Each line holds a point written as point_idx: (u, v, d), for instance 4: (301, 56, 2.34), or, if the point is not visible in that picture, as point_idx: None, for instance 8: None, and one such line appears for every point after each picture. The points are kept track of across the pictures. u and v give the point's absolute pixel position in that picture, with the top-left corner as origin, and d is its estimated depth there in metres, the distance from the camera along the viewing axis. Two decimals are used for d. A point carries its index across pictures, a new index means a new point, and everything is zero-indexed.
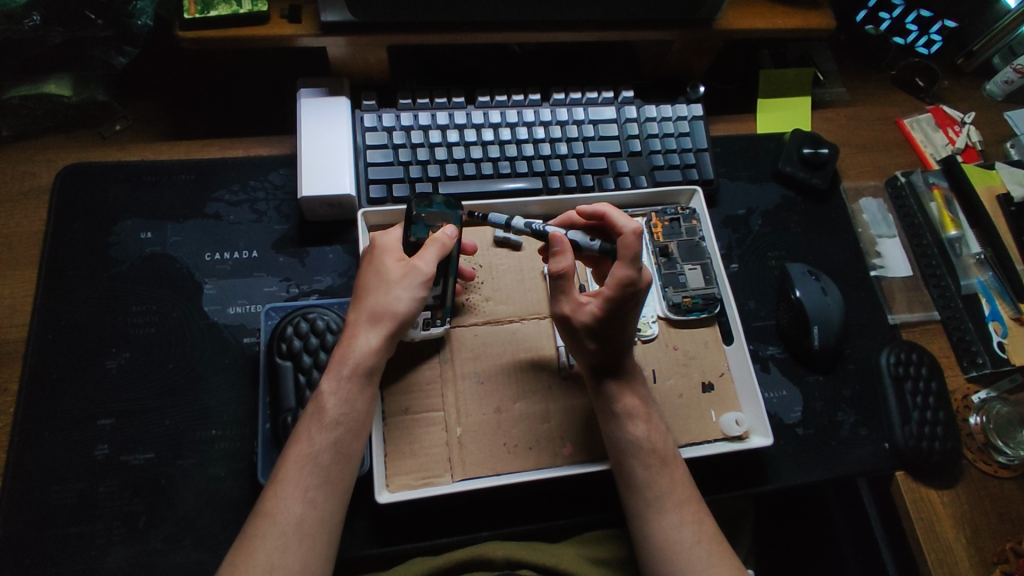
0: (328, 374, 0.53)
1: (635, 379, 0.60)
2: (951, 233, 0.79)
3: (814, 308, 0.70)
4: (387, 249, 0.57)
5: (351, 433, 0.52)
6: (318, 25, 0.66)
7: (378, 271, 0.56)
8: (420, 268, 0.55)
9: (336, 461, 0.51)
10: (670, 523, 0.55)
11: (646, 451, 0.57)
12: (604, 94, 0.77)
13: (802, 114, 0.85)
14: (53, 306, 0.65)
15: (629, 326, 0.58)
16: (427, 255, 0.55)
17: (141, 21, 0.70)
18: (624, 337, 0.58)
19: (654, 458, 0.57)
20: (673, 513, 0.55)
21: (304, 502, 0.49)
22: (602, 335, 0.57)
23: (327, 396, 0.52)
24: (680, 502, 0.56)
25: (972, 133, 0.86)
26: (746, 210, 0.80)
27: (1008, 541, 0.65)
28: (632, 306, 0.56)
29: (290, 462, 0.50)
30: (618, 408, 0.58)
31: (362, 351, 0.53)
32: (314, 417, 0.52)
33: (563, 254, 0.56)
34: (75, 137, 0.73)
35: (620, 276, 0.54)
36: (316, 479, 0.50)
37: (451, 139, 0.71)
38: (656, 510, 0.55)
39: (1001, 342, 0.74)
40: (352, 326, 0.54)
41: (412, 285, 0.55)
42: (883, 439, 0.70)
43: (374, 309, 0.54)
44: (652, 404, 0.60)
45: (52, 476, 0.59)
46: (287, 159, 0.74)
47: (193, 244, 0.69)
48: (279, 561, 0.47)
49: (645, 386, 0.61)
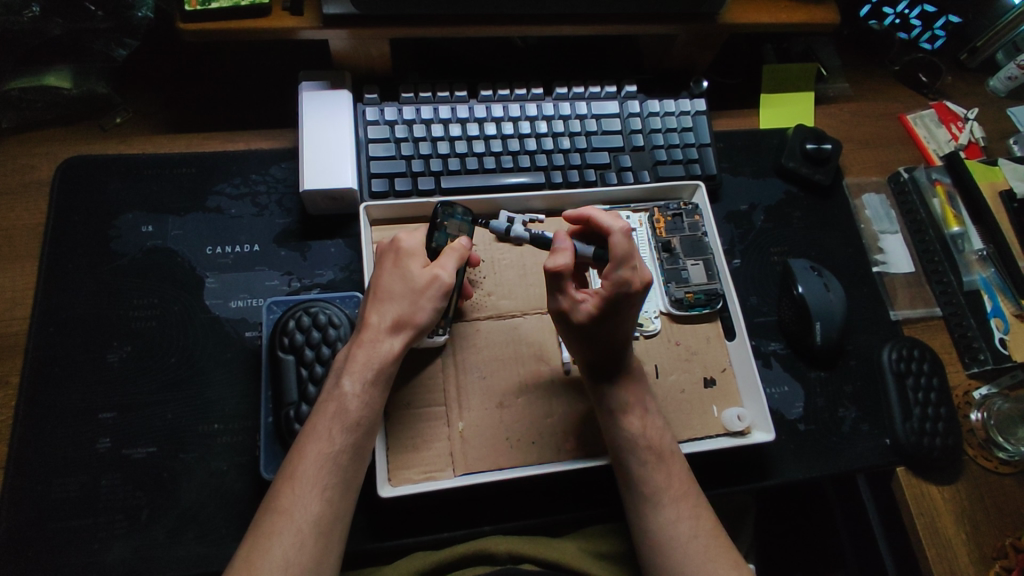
0: (350, 375, 0.52)
1: (632, 376, 0.60)
2: (954, 230, 0.78)
3: (816, 304, 0.70)
4: (412, 254, 0.57)
5: (368, 434, 0.52)
6: (320, 17, 0.66)
7: (404, 275, 0.55)
8: (444, 279, 0.56)
9: (353, 462, 0.51)
10: (666, 517, 0.55)
11: (643, 446, 0.57)
12: (607, 88, 0.76)
13: (805, 108, 0.85)
14: (53, 299, 0.65)
15: (626, 324, 0.56)
16: (449, 264, 0.56)
17: (141, 12, 0.69)
18: (620, 335, 0.57)
19: (650, 454, 0.57)
20: (670, 508, 0.55)
21: (322, 501, 0.49)
22: (594, 333, 0.56)
23: (350, 397, 0.52)
24: (676, 497, 0.56)
25: (976, 129, 0.86)
26: (748, 205, 0.79)
27: (1009, 537, 0.65)
28: (628, 308, 0.55)
29: (310, 460, 0.50)
30: (613, 405, 0.58)
31: (386, 359, 0.53)
32: (337, 417, 0.51)
33: (561, 252, 0.55)
34: (75, 129, 0.72)
35: (616, 279, 0.53)
36: (334, 479, 0.50)
37: (453, 132, 0.71)
38: (651, 505, 0.56)
39: (1002, 338, 0.73)
40: (374, 330, 0.54)
41: (436, 295, 0.55)
42: (884, 435, 0.70)
43: (399, 317, 0.54)
44: (649, 398, 0.60)
45: (54, 469, 0.59)
46: (288, 153, 0.73)
47: (194, 238, 0.69)
48: (294, 558, 0.47)
49: (642, 382, 0.60)
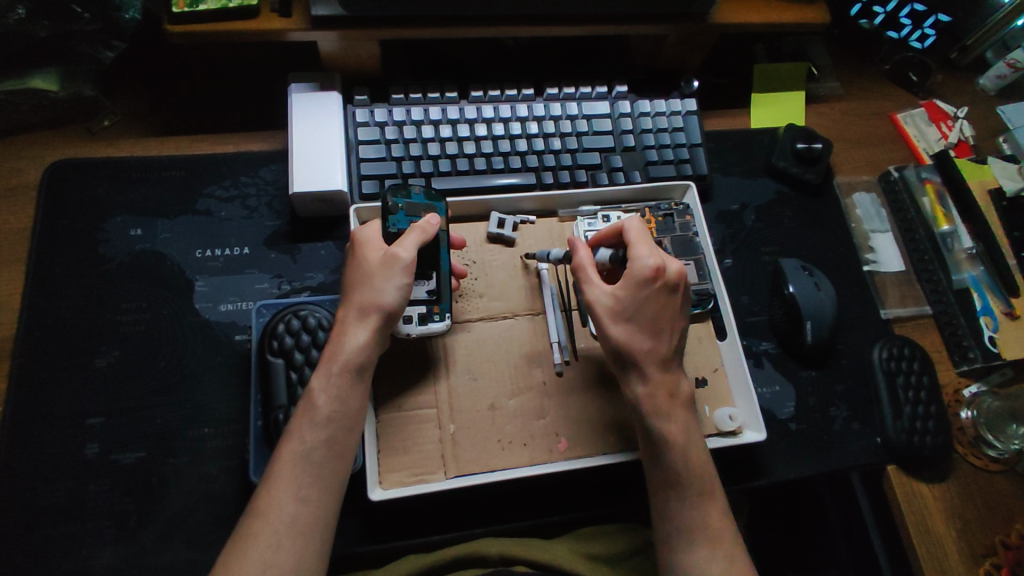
0: (317, 372, 0.53)
1: (679, 399, 0.56)
2: (943, 228, 0.79)
3: (807, 303, 0.70)
4: (366, 242, 0.57)
5: (343, 429, 0.52)
6: (308, 19, 0.65)
7: (360, 265, 0.56)
8: (401, 256, 0.55)
9: (329, 459, 0.51)
10: (699, 558, 0.52)
11: (688, 485, 0.54)
12: (597, 89, 0.76)
13: (796, 108, 0.85)
14: (40, 304, 0.65)
15: (661, 296, 0.56)
16: (406, 242, 0.56)
17: (129, 14, 0.69)
18: (660, 312, 0.56)
19: (693, 492, 0.54)
20: (705, 547, 0.53)
21: (298, 501, 0.49)
22: (626, 308, 0.56)
23: (318, 393, 0.52)
24: (712, 539, 0.53)
25: (965, 128, 0.86)
26: (739, 205, 0.80)
27: (999, 535, 0.65)
28: (656, 291, 0.56)
29: (284, 460, 0.50)
30: (659, 440, 0.55)
31: (352, 348, 0.53)
32: (306, 415, 0.52)
33: (578, 249, 0.59)
34: (63, 132, 0.72)
35: (638, 259, 0.56)
36: (310, 477, 0.50)
37: (444, 133, 0.71)
38: (686, 542, 0.53)
39: (992, 336, 0.73)
40: (341, 324, 0.55)
41: (394, 274, 0.55)
42: (875, 434, 0.70)
43: (362, 304, 0.54)
44: (693, 427, 0.57)
45: (42, 475, 0.59)
46: (278, 155, 0.73)
47: (183, 241, 0.69)
48: (273, 559, 0.47)
49: (688, 411, 0.57)
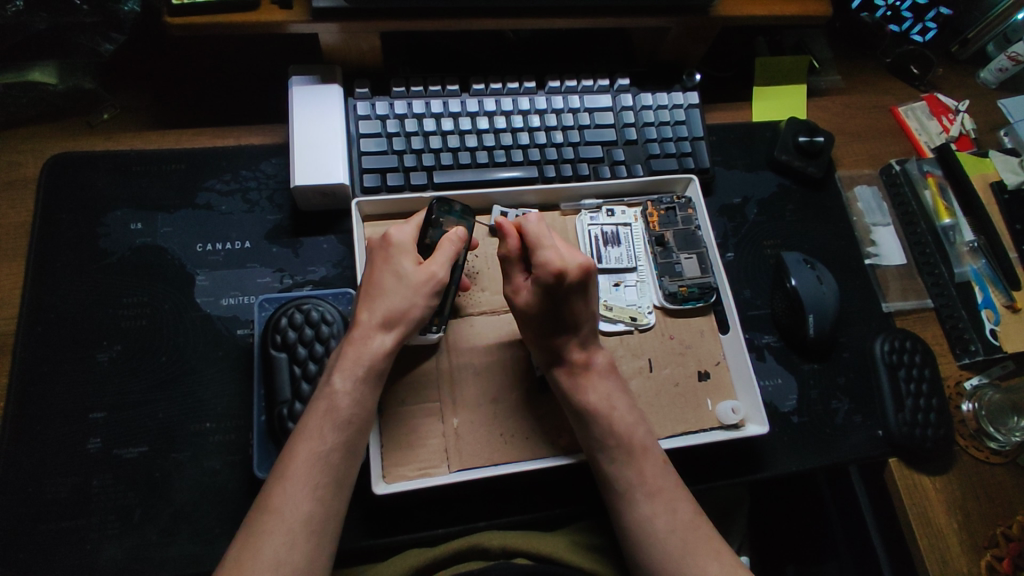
0: (341, 372, 0.52)
1: (593, 370, 0.58)
2: (945, 221, 0.79)
3: (809, 296, 0.70)
4: (402, 249, 0.56)
5: (360, 432, 0.52)
6: (309, 11, 0.64)
7: (395, 272, 0.55)
8: (439, 278, 0.55)
9: (345, 460, 0.51)
10: (643, 513, 0.55)
11: (617, 446, 0.56)
12: (599, 82, 0.76)
13: (798, 101, 0.85)
14: (42, 299, 0.64)
15: (570, 297, 0.56)
16: (444, 261, 0.56)
17: (128, 6, 0.69)
18: (575, 311, 0.57)
19: (620, 452, 0.56)
20: (646, 503, 0.55)
21: (314, 500, 0.49)
22: (537, 305, 0.57)
23: (341, 394, 0.52)
24: (651, 493, 0.55)
25: (966, 121, 0.86)
26: (741, 198, 0.79)
27: (1000, 525, 0.66)
28: (565, 298, 0.56)
29: (300, 459, 0.50)
30: (586, 407, 0.57)
31: (377, 353, 0.53)
32: (328, 415, 0.51)
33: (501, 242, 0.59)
34: (64, 126, 0.71)
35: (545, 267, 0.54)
36: (327, 478, 0.50)
37: (446, 127, 0.70)
38: (627, 502, 0.55)
39: (994, 329, 0.74)
40: (365, 328, 0.54)
41: (430, 293, 0.55)
42: (877, 426, 0.70)
43: (390, 312, 0.54)
44: (617, 393, 0.59)
45: (44, 470, 0.59)
46: (280, 148, 0.73)
47: (185, 235, 0.68)
48: (286, 558, 0.47)
49: (611, 375, 0.59)
